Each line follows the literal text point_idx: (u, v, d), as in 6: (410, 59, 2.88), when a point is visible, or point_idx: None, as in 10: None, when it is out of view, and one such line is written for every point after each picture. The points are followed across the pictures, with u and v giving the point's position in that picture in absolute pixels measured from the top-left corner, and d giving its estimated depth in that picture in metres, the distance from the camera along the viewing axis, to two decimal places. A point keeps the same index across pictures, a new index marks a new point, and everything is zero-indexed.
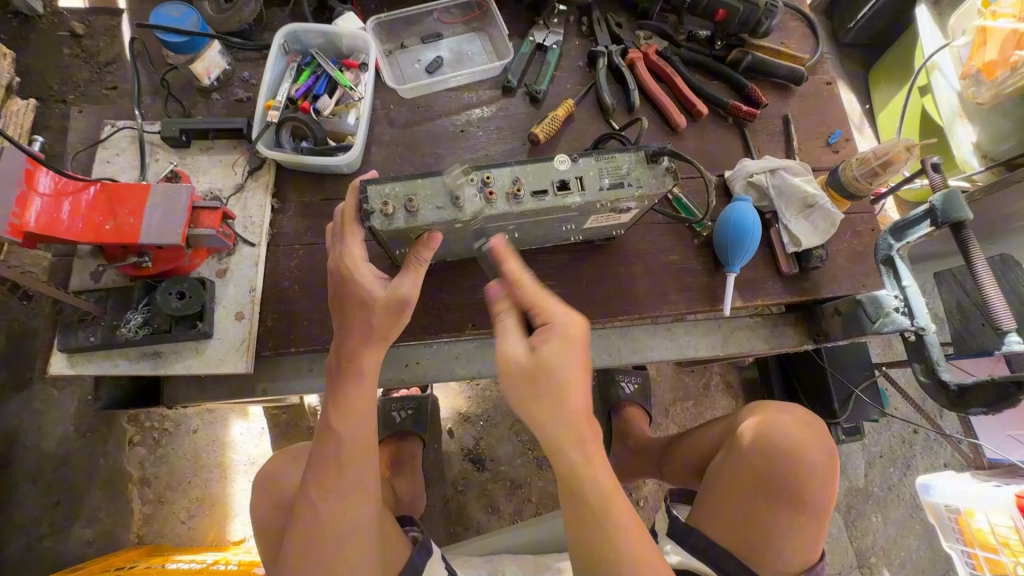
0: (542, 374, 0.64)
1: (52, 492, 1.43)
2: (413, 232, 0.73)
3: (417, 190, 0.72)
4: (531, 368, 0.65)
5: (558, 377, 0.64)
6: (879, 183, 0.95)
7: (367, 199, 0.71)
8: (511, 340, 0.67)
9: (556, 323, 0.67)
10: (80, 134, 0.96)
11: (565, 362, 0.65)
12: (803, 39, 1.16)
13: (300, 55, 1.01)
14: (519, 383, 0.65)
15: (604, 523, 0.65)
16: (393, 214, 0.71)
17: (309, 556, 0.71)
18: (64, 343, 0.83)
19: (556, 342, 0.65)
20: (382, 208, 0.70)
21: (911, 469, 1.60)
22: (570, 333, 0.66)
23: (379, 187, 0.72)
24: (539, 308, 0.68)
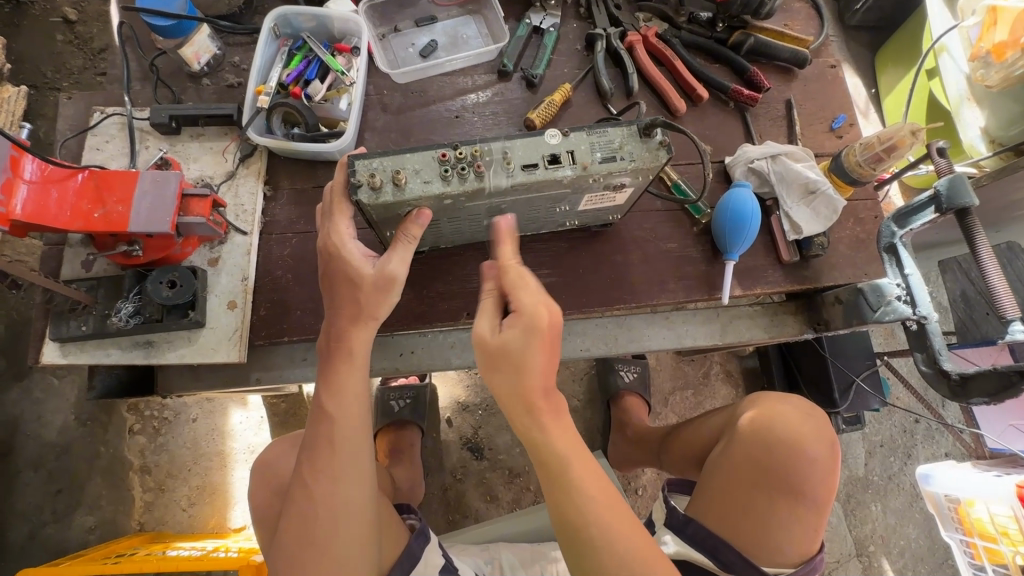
0: (501, 358, 0.63)
1: (53, 480, 1.44)
2: (401, 208, 0.72)
3: (404, 165, 0.71)
4: (495, 352, 0.63)
5: (517, 360, 0.62)
6: (884, 169, 0.93)
7: (353, 173, 0.69)
8: (482, 322, 0.66)
9: (523, 312, 0.63)
10: (70, 121, 0.95)
11: (522, 348, 0.63)
12: (808, 20, 1.13)
13: (291, 39, 0.98)
14: (481, 361, 0.64)
15: (577, 500, 0.65)
16: (381, 188, 0.69)
17: (302, 541, 0.69)
18: (55, 333, 0.82)
19: (521, 331, 0.63)
20: (369, 180, 0.69)
21: (912, 458, 1.59)
22: (534, 318, 0.63)
23: (367, 161, 0.70)
24: (513, 293, 0.65)
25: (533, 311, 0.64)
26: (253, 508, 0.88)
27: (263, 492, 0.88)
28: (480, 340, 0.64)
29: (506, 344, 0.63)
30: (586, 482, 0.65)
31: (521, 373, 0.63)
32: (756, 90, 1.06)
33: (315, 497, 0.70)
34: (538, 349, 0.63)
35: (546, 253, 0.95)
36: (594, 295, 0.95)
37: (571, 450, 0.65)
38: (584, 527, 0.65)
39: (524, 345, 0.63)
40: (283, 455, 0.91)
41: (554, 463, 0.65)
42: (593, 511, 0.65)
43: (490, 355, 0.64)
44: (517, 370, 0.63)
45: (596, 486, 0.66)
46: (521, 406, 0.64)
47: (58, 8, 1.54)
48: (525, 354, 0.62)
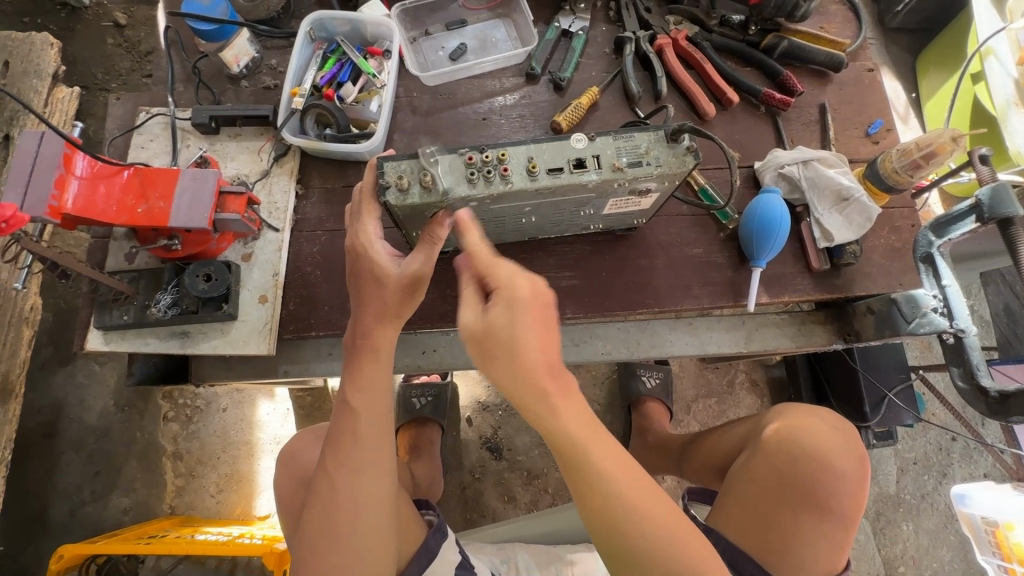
0: (491, 338, 0.58)
1: (92, 461, 1.51)
2: (427, 209, 0.73)
3: (432, 168, 0.72)
4: (482, 335, 0.59)
5: (508, 339, 0.57)
6: (922, 176, 0.90)
7: (382, 174, 0.71)
8: (466, 310, 0.62)
9: (505, 288, 0.60)
10: (117, 120, 1.00)
11: (513, 325, 0.58)
12: (845, 23, 1.10)
13: (326, 43, 1.01)
14: (477, 347, 0.60)
15: (600, 487, 0.61)
16: (408, 190, 0.71)
17: (325, 530, 0.71)
18: (99, 321, 0.87)
19: (505, 308, 0.59)
20: (397, 182, 0.71)
21: (947, 477, 1.53)
22: (518, 293, 0.60)
23: (395, 163, 0.72)
24: (490, 275, 0.62)
25: (511, 284, 0.61)
26: (277, 495, 0.91)
27: (288, 482, 0.91)
28: (471, 330, 0.60)
29: (494, 329, 0.58)
30: (610, 462, 0.60)
31: (520, 354, 0.57)
32: (789, 94, 1.04)
33: (337, 489, 0.72)
34: (533, 328, 0.58)
35: (569, 255, 0.95)
36: (617, 299, 0.94)
37: (584, 426, 0.59)
38: (622, 515, 0.62)
39: (517, 326, 0.58)
40: (308, 446, 0.94)
41: (567, 443, 0.59)
42: (618, 485, 0.61)
43: (483, 340, 0.59)
44: (513, 352, 0.57)
45: (614, 462, 0.61)
46: (523, 389, 0.58)
47: (109, 13, 1.62)
48: (521, 334, 0.57)
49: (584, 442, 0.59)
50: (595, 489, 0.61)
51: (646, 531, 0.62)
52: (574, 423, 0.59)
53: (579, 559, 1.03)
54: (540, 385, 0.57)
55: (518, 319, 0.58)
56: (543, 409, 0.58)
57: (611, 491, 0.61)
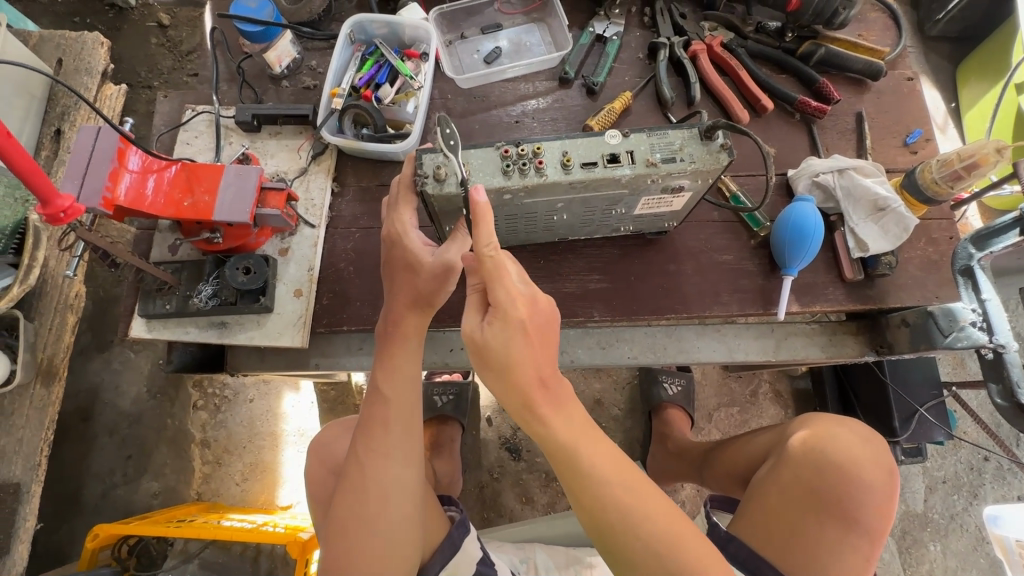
0: (487, 357, 0.61)
1: (124, 446, 1.56)
2: (463, 201, 0.75)
3: (468, 159, 0.74)
4: (482, 351, 0.61)
5: (501, 357, 0.60)
6: (962, 188, 0.88)
7: (420, 164, 0.73)
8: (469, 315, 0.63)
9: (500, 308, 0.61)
10: (164, 117, 1.04)
11: (506, 347, 0.60)
12: (884, 31, 1.09)
13: (364, 45, 1.04)
14: (477, 363, 0.63)
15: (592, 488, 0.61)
16: (445, 180, 0.72)
17: (353, 514, 0.73)
18: (143, 309, 0.90)
19: (502, 330, 0.60)
20: (434, 172, 0.72)
21: (978, 498, 1.49)
22: (514, 312, 0.61)
23: (432, 155, 0.73)
24: (491, 288, 0.62)
25: (511, 304, 0.61)
26: (306, 481, 0.94)
27: (318, 471, 0.93)
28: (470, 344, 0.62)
29: (488, 343, 0.60)
30: (601, 464, 0.62)
31: (510, 370, 0.60)
32: (825, 102, 1.03)
33: (366, 475, 0.73)
34: (526, 341, 0.60)
35: (598, 259, 0.96)
36: (645, 303, 0.94)
37: (572, 432, 0.61)
38: (615, 517, 0.61)
39: (508, 340, 0.60)
40: (337, 436, 0.96)
41: (556, 444, 0.61)
42: (613, 487, 0.62)
43: (481, 357, 0.61)
44: (505, 368, 0.60)
45: (604, 463, 0.62)
46: (516, 395, 0.61)
47: (154, 13, 1.68)
48: (513, 349, 0.60)
49: (575, 443, 0.61)
50: (588, 491, 0.62)
51: (638, 530, 0.61)
52: (562, 429, 0.61)
53: (598, 562, 1.04)
54: (529, 395, 0.61)
55: (511, 333, 0.60)
56: (531, 417, 0.61)
57: (602, 492, 0.61)
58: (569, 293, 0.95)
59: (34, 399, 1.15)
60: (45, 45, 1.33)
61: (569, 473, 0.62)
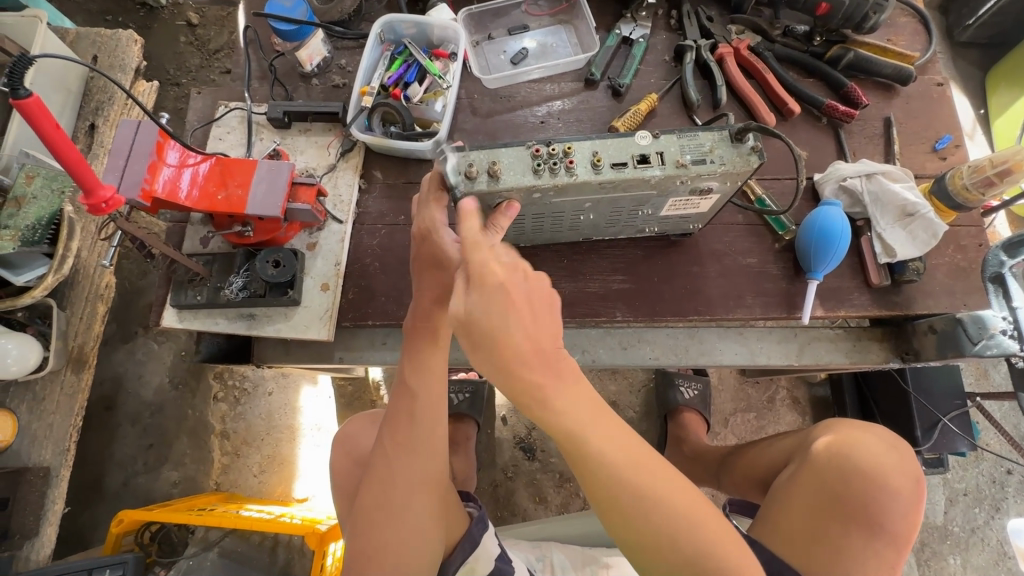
0: (476, 328, 0.55)
1: (146, 435, 1.59)
2: (492, 198, 0.76)
3: (499, 157, 0.75)
4: (470, 326, 0.56)
5: (495, 330, 0.55)
6: (993, 195, 0.88)
7: (451, 163, 0.74)
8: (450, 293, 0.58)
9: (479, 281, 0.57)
10: (197, 113, 1.07)
11: (500, 313, 0.55)
12: (913, 36, 1.08)
13: (393, 45, 1.05)
14: (464, 340, 0.57)
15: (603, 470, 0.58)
16: (476, 177, 0.74)
17: (378, 505, 0.74)
18: (175, 300, 0.92)
19: (489, 297, 0.56)
20: (466, 170, 0.73)
21: (1001, 512, 1.46)
22: (498, 281, 0.57)
23: (463, 153, 0.75)
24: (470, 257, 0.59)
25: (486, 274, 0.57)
26: (331, 474, 0.95)
27: (342, 463, 0.94)
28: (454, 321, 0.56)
29: (475, 318, 0.55)
30: (611, 449, 0.58)
31: (502, 347, 0.54)
32: (853, 106, 1.02)
33: (392, 468, 0.75)
34: (513, 314, 0.55)
35: (621, 259, 0.96)
36: (666, 304, 0.95)
37: (580, 418, 0.57)
38: (629, 503, 0.59)
39: (495, 312, 0.55)
40: (361, 430, 0.97)
41: (565, 429, 0.56)
42: (626, 472, 0.58)
43: (467, 335, 0.56)
44: (499, 344, 0.54)
45: (615, 447, 0.58)
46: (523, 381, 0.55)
47: (183, 12, 1.72)
48: (504, 323, 0.55)
49: (584, 429, 0.57)
50: (600, 479, 0.58)
51: (654, 515, 0.59)
52: (570, 415, 0.56)
53: (615, 563, 1.04)
54: (531, 377, 0.55)
55: (499, 304, 0.55)
56: (538, 405, 0.56)
57: (615, 478, 0.58)
58: (592, 293, 0.95)
59: (65, 385, 1.18)
60: (81, 42, 1.37)
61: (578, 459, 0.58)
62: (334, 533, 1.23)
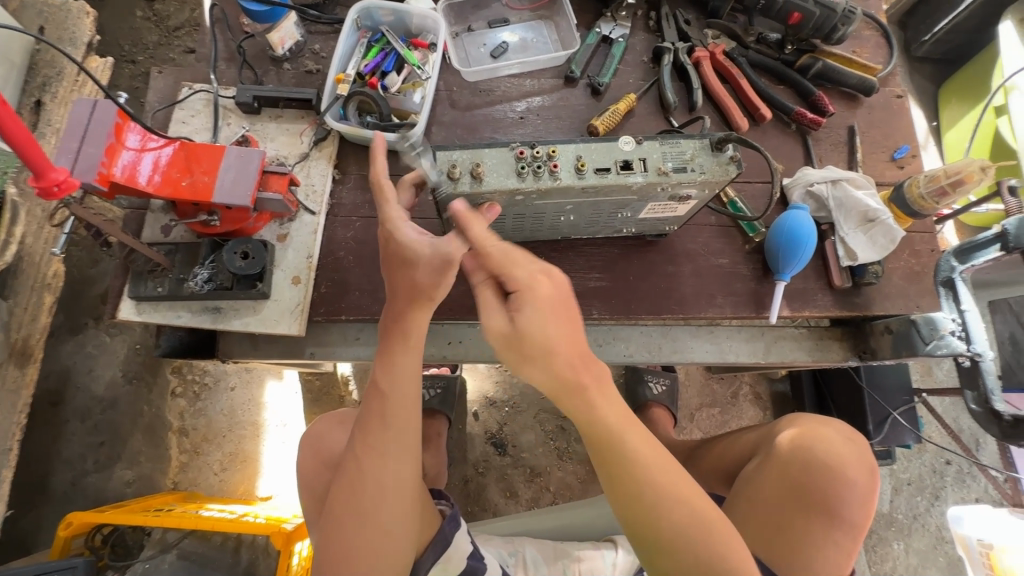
0: (523, 343, 0.60)
1: (97, 432, 1.50)
2: (475, 199, 0.75)
3: (483, 159, 0.74)
4: (513, 339, 0.61)
5: (541, 338, 0.60)
6: (946, 204, 0.92)
7: (434, 163, 0.73)
8: (489, 312, 0.64)
9: (528, 290, 0.62)
10: (158, 93, 1.01)
11: (543, 327, 0.60)
12: (876, 49, 1.13)
13: (370, 32, 1.02)
14: (507, 353, 0.62)
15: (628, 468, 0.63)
16: (460, 178, 0.73)
17: (350, 509, 0.72)
18: (133, 291, 0.87)
19: (531, 311, 0.61)
20: (449, 170, 0.72)
21: (939, 499, 1.57)
22: (536, 291, 0.62)
23: (447, 152, 0.74)
24: (508, 275, 0.64)
25: (530, 283, 0.63)
26: (301, 474, 0.93)
27: (313, 463, 0.92)
28: (500, 335, 0.62)
29: (521, 328, 0.61)
30: (638, 444, 0.63)
31: (553, 358, 0.60)
32: (820, 114, 1.06)
33: (363, 472, 0.73)
34: (555, 323, 0.61)
35: (598, 257, 0.97)
36: (641, 302, 0.96)
37: (615, 413, 0.63)
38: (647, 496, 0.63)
39: (541, 322, 0.60)
40: (334, 430, 0.95)
41: (597, 424, 0.62)
42: (648, 467, 0.63)
43: (517, 345, 0.61)
44: (549, 357, 0.60)
45: (638, 439, 0.63)
46: (564, 386, 0.61)
47: None
48: (553, 329, 0.60)
49: (616, 429, 0.63)
50: (626, 470, 0.63)
51: (670, 507, 0.63)
52: (606, 410, 0.62)
53: (585, 555, 1.04)
54: (573, 374, 0.61)
55: (545, 314, 0.61)
56: (577, 398, 0.62)
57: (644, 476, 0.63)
58: (569, 291, 0.96)
59: (7, 380, 1.10)
60: (26, 11, 1.27)
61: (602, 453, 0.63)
62: (301, 532, 1.20)
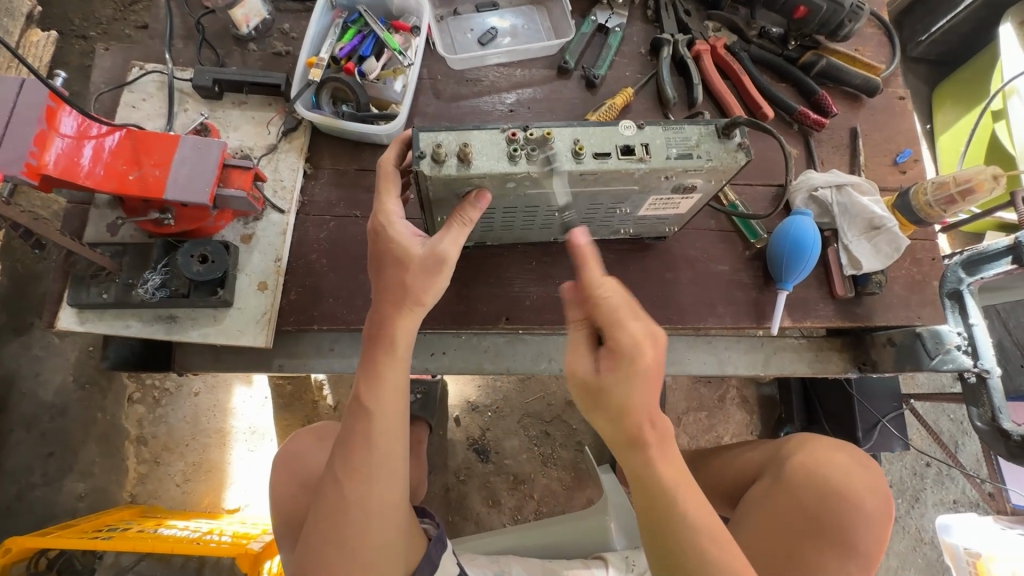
0: (600, 398, 0.56)
1: (45, 442, 1.39)
2: (461, 185, 0.68)
3: (471, 140, 0.67)
4: (594, 389, 0.57)
5: (619, 401, 0.55)
6: (954, 212, 0.89)
7: (417, 143, 0.65)
8: (578, 357, 0.59)
9: (624, 353, 0.56)
10: (105, 73, 0.90)
11: (624, 390, 0.55)
12: (879, 48, 1.09)
13: (346, 12, 0.93)
14: (583, 400, 0.58)
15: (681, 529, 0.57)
16: (445, 160, 0.65)
17: (329, 543, 0.64)
18: (74, 297, 0.77)
19: (619, 373, 0.56)
20: (433, 152, 0.65)
21: (920, 502, 1.57)
22: (637, 359, 0.56)
23: (431, 133, 0.66)
24: (608, 329, 0.58)
25: (634, 348, 0.56)
26: (273, 498, 0.85)
27: (287, 486, 0.85)
28: (583, 383, 0.58)
29: (603, 382, 0.56)
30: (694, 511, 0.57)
31: (628, 416, 0.56)
32: (823, 115, 1.02)
33: (346, 500, 0.64)
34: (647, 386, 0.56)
35: None
36: None
37: (675, 473, 0.57)
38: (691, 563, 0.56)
39: (634, 388, 0.55)
40: (312, 450, 0.88)
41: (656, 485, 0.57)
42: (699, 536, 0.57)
43: (595, 395, 0.57)
44: (623, 411, 0.56)
45: (699, 508, 0.57)
46: (625, 438, 0.57)
47: None
48: (625, 392, 0.55)
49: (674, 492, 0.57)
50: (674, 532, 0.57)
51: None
52: (667, 468, 0.57)
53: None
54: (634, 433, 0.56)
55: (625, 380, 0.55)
56: (638, 458, 0.57)
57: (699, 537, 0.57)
58: (562, 299, 0.89)
59: None
60: None
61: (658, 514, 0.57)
62: (269, 551, 1.11)
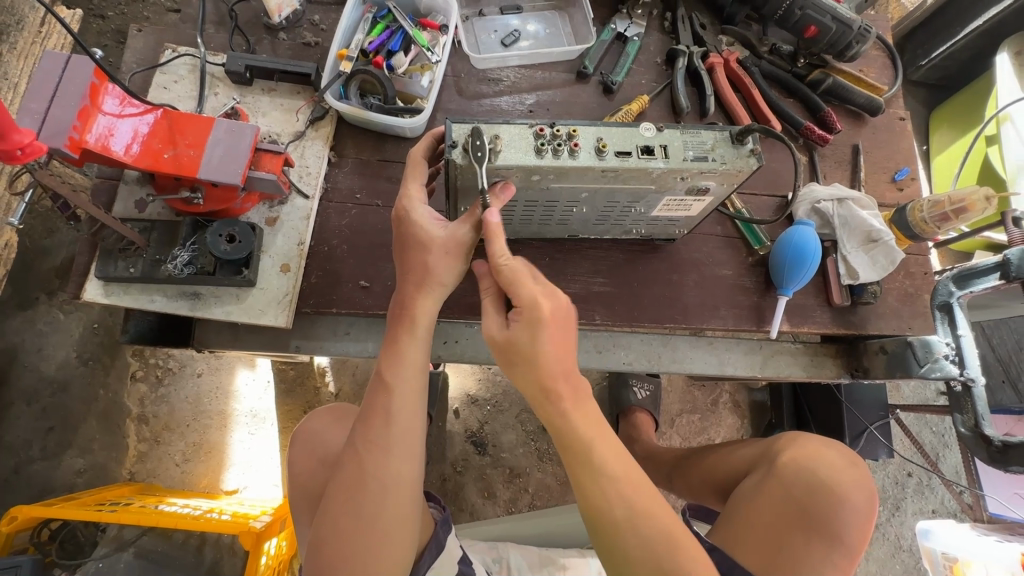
0: (514, 353, 0.63)
1: (47, 416, 1.39)
2: (489, 176, 0.71)
3: (501, 133, 0.70)
4: (505, 347, 0.63)
5: (527, 352, 0.62)
6: (947, 230, 0.94)
7: (449, 133, 0.69)
8: (489, 318, 0.66)
9: (530, 309, 0.62)
10: (136, 54, 0.92)
11: (535, 347, 0.62)
12: (882, 69, 1.14)
13: (376, 7, 0.95)
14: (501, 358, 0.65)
15: (606, 487, 0.61)
16: (475, 151, 0.68)
17: (346, 511, 0.65)
18: (102, 271, 0.79)
19: (526, 327, 0.62)
20: (465, 143, 0.68)
21: (900, 510, 1.62)
22: (542, 313, 0.62)
23: (462, 125, 0.70)
24: (511, 289, 0.64)
25: (533, 304, 0.62)
26: (293, 476, 0.87)
27: (305, 465, 0.87)
28: (494, 341, 0.64)
29: (513, 339, 0.63)
30: (610, 461, 0.62)
31: (540, 368, 0.62)
32: (828, 130, 1.06)
33: (364, 472, 0.66)
34: (551, 339, 0.62)
35: (603, 261, 0.95)
36: (645, 310, 0.94)
37: (591, 426, 0.63)
38: (616, 509, 0.61)
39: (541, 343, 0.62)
40: (328, 429, 0.90)
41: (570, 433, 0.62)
42: (621, 487, 0.62)
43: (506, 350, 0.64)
44: (531, 363, 0.62)
45: (621, 464, 0.63)
46: (540, 392, 0.63)
47: None
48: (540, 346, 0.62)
49: (592, 443, 0.62)
50: (598, 486, 0.61)
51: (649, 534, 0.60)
52: (582, 422, 0.63)
53: (571, 564, 1.03)
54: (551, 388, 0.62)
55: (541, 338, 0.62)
56: (554, 410, 0.63)
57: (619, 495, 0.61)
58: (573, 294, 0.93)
59: None
60: None
61: (585, 466, 0.62)
62: (271, 530, 1.14)
